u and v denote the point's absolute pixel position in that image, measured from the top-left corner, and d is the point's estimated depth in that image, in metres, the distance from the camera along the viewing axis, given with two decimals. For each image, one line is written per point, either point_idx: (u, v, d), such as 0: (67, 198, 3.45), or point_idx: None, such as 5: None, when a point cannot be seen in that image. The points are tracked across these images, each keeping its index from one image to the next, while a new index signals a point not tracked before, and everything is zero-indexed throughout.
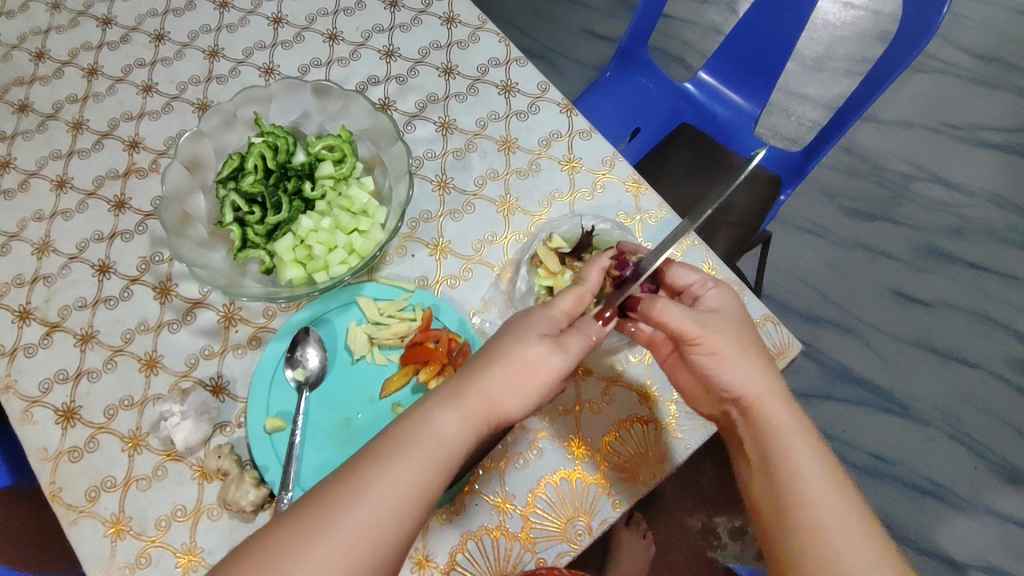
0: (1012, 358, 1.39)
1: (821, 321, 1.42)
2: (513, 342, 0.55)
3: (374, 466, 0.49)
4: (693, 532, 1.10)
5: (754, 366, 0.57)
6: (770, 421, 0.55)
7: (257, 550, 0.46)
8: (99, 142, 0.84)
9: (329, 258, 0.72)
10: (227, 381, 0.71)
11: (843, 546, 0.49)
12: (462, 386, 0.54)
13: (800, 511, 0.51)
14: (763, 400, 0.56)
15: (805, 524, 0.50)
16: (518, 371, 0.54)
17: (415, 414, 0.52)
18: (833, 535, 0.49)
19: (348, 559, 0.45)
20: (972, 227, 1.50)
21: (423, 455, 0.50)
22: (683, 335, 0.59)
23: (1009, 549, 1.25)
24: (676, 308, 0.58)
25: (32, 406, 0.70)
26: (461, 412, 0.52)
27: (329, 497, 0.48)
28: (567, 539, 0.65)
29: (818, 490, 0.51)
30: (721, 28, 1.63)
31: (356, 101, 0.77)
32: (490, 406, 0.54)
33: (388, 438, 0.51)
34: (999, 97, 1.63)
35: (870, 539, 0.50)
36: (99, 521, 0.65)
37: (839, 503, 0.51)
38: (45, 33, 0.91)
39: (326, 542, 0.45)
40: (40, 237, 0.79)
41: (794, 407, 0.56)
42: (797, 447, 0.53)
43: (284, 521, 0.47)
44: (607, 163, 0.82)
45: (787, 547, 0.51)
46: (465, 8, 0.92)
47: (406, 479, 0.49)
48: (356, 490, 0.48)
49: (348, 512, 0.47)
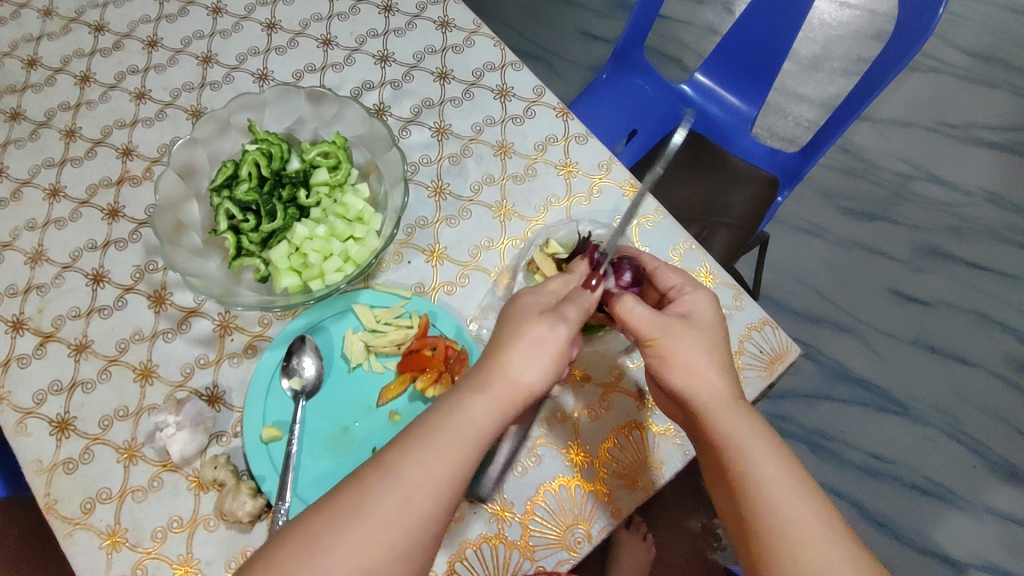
0: (1010, 357, 1.39)
1: (820, 321, 1.41)
2: (524, 322, 0.56)
3: (402, 451, 0.49)
4: (693, 533, 1.10)
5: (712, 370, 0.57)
6: (719, 428, 0.54)
7: (289, 537, 0.46)
8: (92, 150, 0.83)
9: (324, 266, 0.70)
10: (223, 391, 0.71)
11: (800, 550, 0.48)
12: (483, 372, 0.53)
13: (756, 517, 0.50)
14: (712, 408, 0.55)
15: (761, 531, 0.49)
16: (534, 350, 0.54)
17: (445, 402, 0.52)
18: (789, 539, 0.48)
19: (382, 539, 0.45)
20: (970, 226, 1.50)
21: (452, 438, 0.50)
22: (645, 338, 0.59)
23: (1009, 548, 1.25)
24: (641, 307, 0.59)
25: (26, 418, 0.69)
26: (490, 398, 0.52)
27: (360, 483, 0.48)
28: (566, 547, 0.65)
29: (771, 494, 0.50)
30: (717, 29, 1.63)
31: (351, 107, 0.77)
32: (518, 389, 0.53)
33: (418, 425, 0.51)
34: (995, 95, 1.63)
35: (829, 541, 0.48)
36: (94, 533, 0.64)
37: (795, 504, 0.50)
38: (37, 40, 0.90)
39: (360, 526, 0.45)
40: (33, 246, 0.78)
41: (748, 411, 0.55)
42: (749, 451, 0.52)
43: (317, 508, 0.47)
44: (604, 167, 0.82)
45: (749, 555, 0.50)
46: (460, 13, 0.91)
47: (436, 462, 0.48)
48: (386, 473, 0.48)
49: (377, 497, 0.47)
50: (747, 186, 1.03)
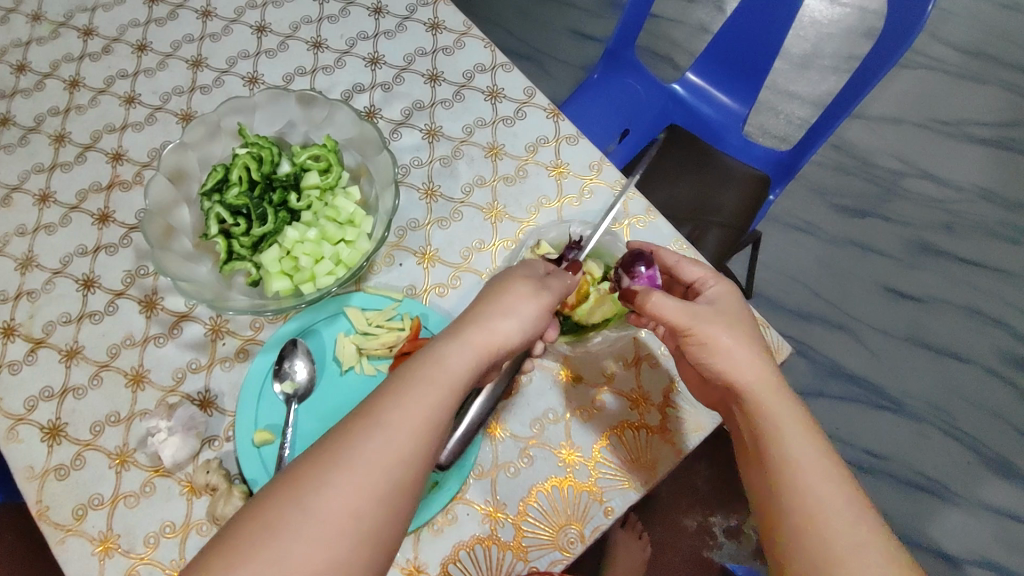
0: (1003, 352, 1.40)
1: (814, 319, 1.42)
2: (501, 285, 0.58)
3: (387, 399, 0.49)
4: (688, 532, 1.10)
5: (752, 353, 0.57)
6: (761, 409, 0.55)
7: (278, 486, 0.45)
8: (81, 155, 0.83)
9: (316, 269, 0.71)
10: (215, 395, 0.71)
11: (830, 528, 0.49)
12: (460, 327, 0.55)
13: (790, 494, 0.51)
14: (759, 390, 0.56)
15: (793, 508, 0.50)
16: (512, 304, 0.57)
17: (423, 353, 0.54)
18: (820, 518, 0.49)
19: (372, 480, 0.45)
20: (962, 222, 1.51)
21: (435, 385, 0.51)
22: (679, 328, 0.60)
23: (1003, 542, 1.26)
24: (672, 301, 0.59)
25: (17, 424, 0.69)
26: (464, 345, 0.54)
27: (346, 430, 0.48)
28: (559, 548, 0.65)
29: (809, 474, 0.51)
30: (709, 28, 1.63)
31: (341, 110, 0.77)
32: (493, 339, 0.55)
33: (399, 375, 0.52)
34: (986, 92, 1.64)
35: (857, 523, 0.49)
36: (87, 539, 0.64)
37: (829, 486, 0.51)
38: (26, 45, 0.90)
39: (349, 469, 0.45)
40: (23, 252, 0.78)
41: (790, 396, 0.56)
42: (787, 432, 0.54)
43: (306, 456, 0.47)
44: (595, 168, 0.82)
45: (777, 530, 0.51)
46: (450, 14, 0.91)
47: (420, 408, 0.49)
48: (371, 419, 0.48)
49: (364, 441, 0.47)
50: (738, 184, 1.03)
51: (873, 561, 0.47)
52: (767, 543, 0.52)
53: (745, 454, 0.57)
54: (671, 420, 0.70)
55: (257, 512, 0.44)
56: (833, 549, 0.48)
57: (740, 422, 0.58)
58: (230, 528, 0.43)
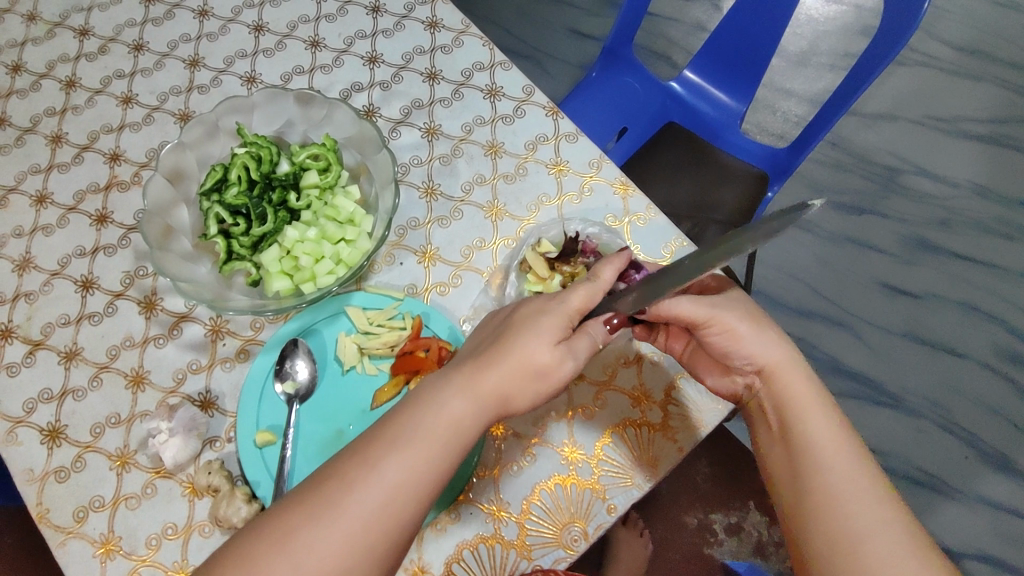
0: (999, 347, 1.41)
1: (811, 315, 1.42)
2: (522, 338, 0.54)
3: (384, 448, 0.48)
4: (689, 529, 1.10)
5: (772, 342, 0.58)
6: (784, 392, 0.57)
7: (268, 530, 0.45)
8: (79, 156, 0.82)
9: (316, 269, 0.70)
10: (216, 396, 0.71)
11: (848, 508, 0.50)
12: (473, 376, 0.53)
13: (810, 476, 0.52)
14: (781, 371, 0.57)
15: (813, 488, 0.52)
16: (527, 370, 0.54)
17: (426, 397, 0.52)
18: (839, 500, 0.50)
19: (361, 540, 0.45)
20: (957, 219, 1.52)
21: (434, 440, 0.49)
22: (694, 322, 0.59)
23: (1000, 535, 1.27)
24: (686, 301, 0.59)
25: (15, 427, 0.69)
26: (471, 399, 0.52)
27: (340, 478, 0.47)
28: (563, 546, 0.65)
29: (830, 456, 0.53)
30: (706, 26, 1.63)
31: (340, 108, 0.77)
32: (501, 395, 0.53)
33: (401, 421, 0.50)
34: (980, 88, 1.65)
35: (876, 503, 0.50)
36: (88, 542, 0.64)
37: (849, 469, 0.52)
38: (21, 45, 0.89)
39: (339, 524, 0.45)
40: (20, 253, 0.77)
41: (813, 385, 0.57)
42: (808, 418, 0.55)
43: (296, 501, 0.46)
44: (595, 165, 0.82)
45: (797, 511, 0.52)
46: (449, 13, 0.91)
47: (417, 465, 0.48)
48: (368, 471, 0.47)
49: (358, 493, 0.46)
50: (736, 182, 1.03)
51: (889, 542, 0.48)
52: (784, 526, 0.54)
53: (766, 435, 0.58)
54: (673, 418, 0.70)
55: (248, 558, 0.44)
56: (852, 528, 0.49)
57: (762, 403, 0.59)
58: (215, 569, 0.44)
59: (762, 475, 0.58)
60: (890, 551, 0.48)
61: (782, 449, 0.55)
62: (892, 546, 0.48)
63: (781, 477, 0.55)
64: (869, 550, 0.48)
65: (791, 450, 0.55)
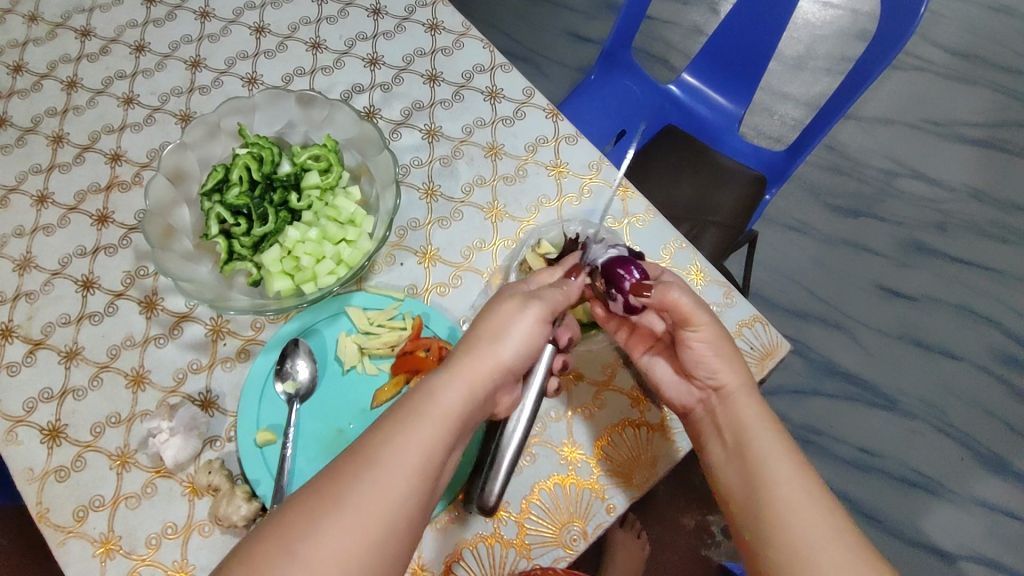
0: (995, 350, 1.41)
1: (808, 317, 1.43)
2: (496, 308, 0.58)
3: (381, 438, 0.49)
4: (687, 530, 1.11)
5: (732, 361, 0.60)
6: (740, 415, 0.59)
7: (266, 527, 0.45)
8: (79, 156, 0.83)
9: (317, 269, 0.71)
10: (216, 396, 0.71)
11: (801, 516, 0.51)
12: (454, 357, 0.55)
13: (764, 490, 0.54)
14: (736, 395, 0.60)
15: (767, 501, 0.53)
16: (502, 328, 0.56)
17: (416, 389, 0.54)
18: (793, 510, 0.52)
19: (366, 527, 0.45)
20: (953, 222, 1.53)
21: (427, 423, 0.51)
22: (685, 321, 0.60)
23: (996, 538, 1.27)
24: (686, 296, 0.60)
25: (15, 426, 0.69)
26: (460, 377, 0.54)
27: (338, 473, 0.47)
28: (562, 545, 0.65)
29: (782, 473, 0.54)
30: (703, 29, 1.64)
31: (341, 109, 0.77)
32: (487, 370, 0.55)
33: (395, 411, 0.52)
34: (976, 93, 1.66)
35: (830, 513, 0.52)
36: (88, 541, 0.64)
37: (802, 480, 0.54)
38: (22, 46, 0.89)
39: (339, 512, 0.45)
40: (21, 253, 0.78)
41: (765, 406, 0.59)
42: (761, 435, 0.57)
43: (293, 500, 0.46)
44: (594, 167, 0.82)
45: (752, 522, 0.54)
46: (449, 15, 0.92)
47: (412, 448, 0.49)
48: (366, 460, 0.48)
49: (354, 490, 0.46)
50: (735, 185, 1.03)
51: (842, 550, 0.49)
52: (741, 536, 0.55)
53: (721, 452, 0.59)
54: (671, 418, 0.70)
55: (248, 556, 0.43)
56: (804, 539, 0.50)
57: (719, 420, 0.60)
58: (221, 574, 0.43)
59: (714, 490, 0.59)
60: (842, 558, 0.49)
61: (738, 465, 0.57)
62: (843, 554, 0.49)
63: (737, 492, 0.56)
64: (824, 557, 0.49)
65: (748, 465, 0.56)
